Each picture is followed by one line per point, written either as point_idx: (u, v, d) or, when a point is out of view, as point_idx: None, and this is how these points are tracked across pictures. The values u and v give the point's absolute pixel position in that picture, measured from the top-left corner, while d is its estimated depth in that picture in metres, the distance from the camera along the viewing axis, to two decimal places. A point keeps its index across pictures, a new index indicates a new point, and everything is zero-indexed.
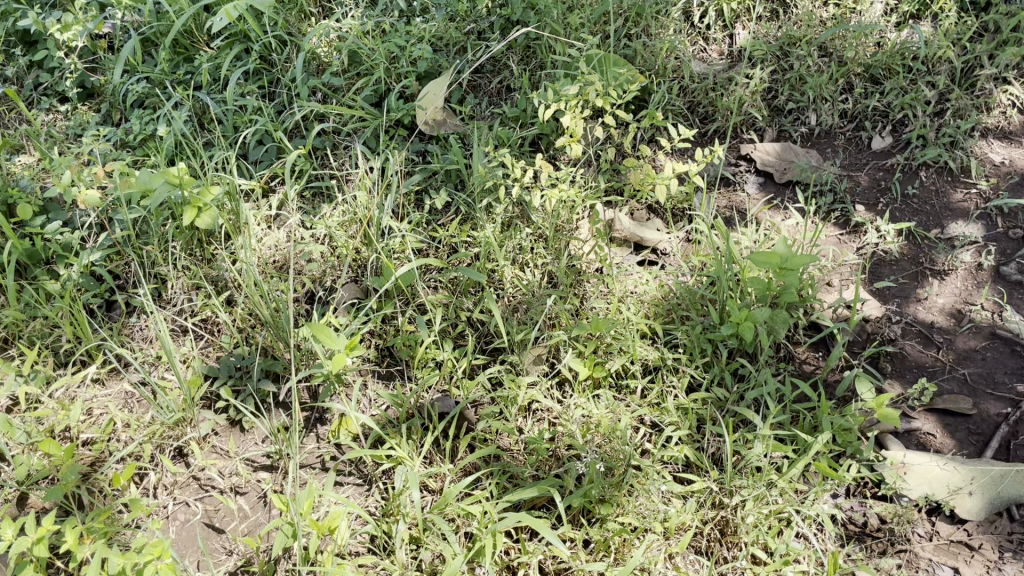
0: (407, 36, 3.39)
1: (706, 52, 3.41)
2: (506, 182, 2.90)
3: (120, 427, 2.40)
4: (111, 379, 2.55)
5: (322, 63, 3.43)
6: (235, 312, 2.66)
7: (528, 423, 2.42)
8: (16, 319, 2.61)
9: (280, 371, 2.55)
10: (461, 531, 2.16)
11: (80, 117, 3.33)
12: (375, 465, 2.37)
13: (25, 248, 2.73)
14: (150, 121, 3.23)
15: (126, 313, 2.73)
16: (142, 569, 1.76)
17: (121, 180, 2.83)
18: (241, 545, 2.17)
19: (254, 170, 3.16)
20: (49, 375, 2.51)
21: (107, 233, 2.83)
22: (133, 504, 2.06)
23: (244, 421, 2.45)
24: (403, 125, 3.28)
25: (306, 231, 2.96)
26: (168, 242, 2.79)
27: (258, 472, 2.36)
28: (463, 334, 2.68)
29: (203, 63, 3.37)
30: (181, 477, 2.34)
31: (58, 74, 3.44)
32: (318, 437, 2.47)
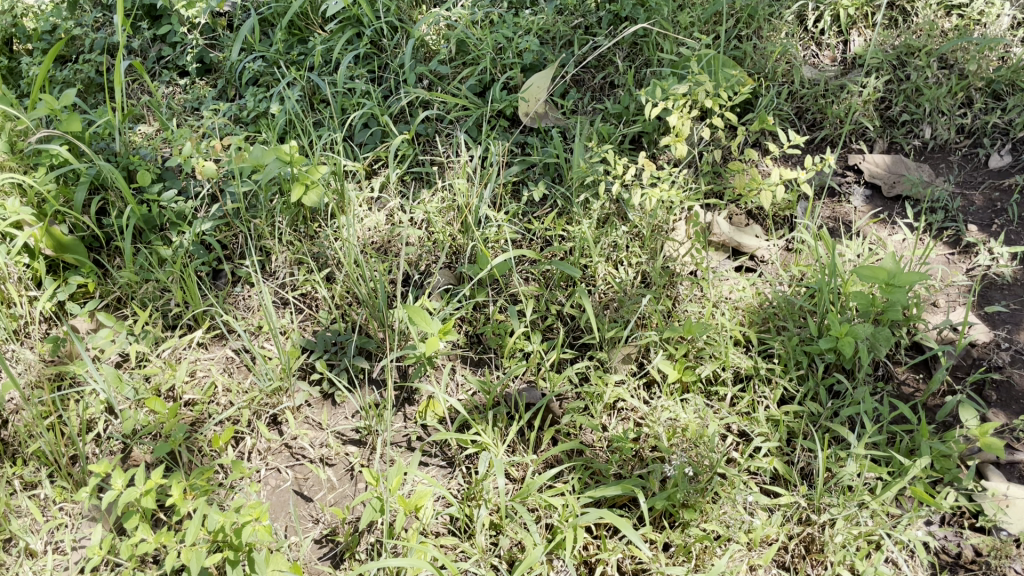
0: (515, 28, 3.42)
1: (817, 57, 3.31)
2: (606, 179, 2.89)
3: (220, 391, 2.49)
4: (215, 344, 2.66)
5: (430, 50, 3.48)
6: (334, 289, 2.74)
7: (613, 421, 2.41)
8: (131, 281, 2.74)
9: (373, 349, 2.62)
10: (542, 522, 2.17)
11: (198, 91, 3.46)
12: (459, 448, 2.41)
13: (143, 213, 2.86)
14: (263, 98, 3.34)
15: (231, 282, 2.84)
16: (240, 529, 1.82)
17: (236, 155, 2.93)
18: (328, 515, 2.24)
19: (359, 152, 3.24)
20: (158, 336, 2.63)
21: (219, 204, 2.94)
22: (234, 467, 2.16)
23: (336, 395, 2.53)
24: (505, 116, 3.31)
25: (405, 215, 3.02)
26: (275, 217, 2.88)
27: (347, 445, 2.43)
28: (552, 327, 2.68)
29: (317, 45, 3.46)
30: (274, 444, 2.43)
31: (180, 49, 3.58)
32: (406, 417, 2.52)
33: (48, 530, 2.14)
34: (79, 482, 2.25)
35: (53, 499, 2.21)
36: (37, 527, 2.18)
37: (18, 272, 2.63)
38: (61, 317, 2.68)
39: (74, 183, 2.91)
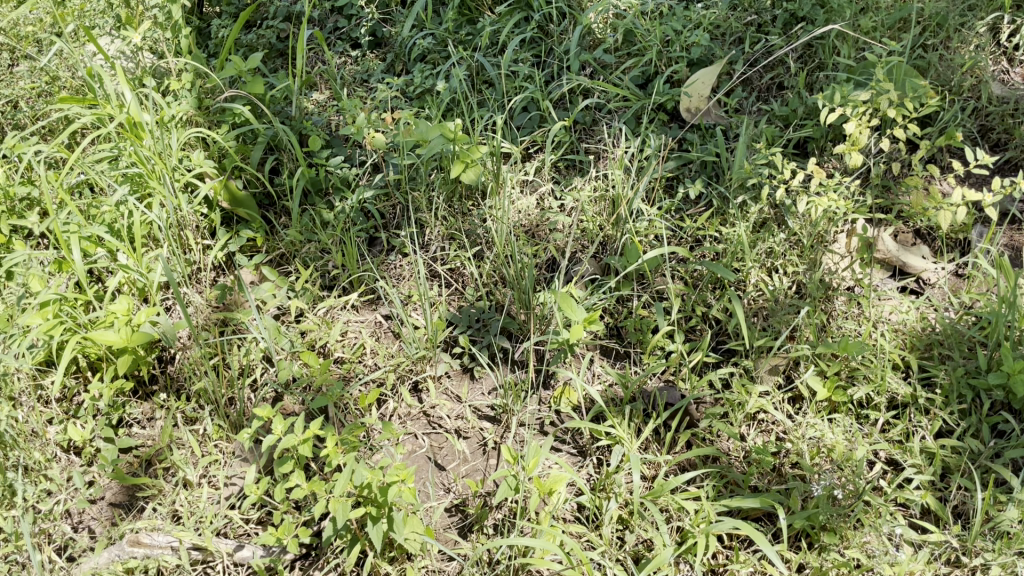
0: (685, 21, 3.36)
1: (1008, 73, 3.09)
2: (769, 182, 2.79)
3: (368, 352, 2.61)
4: (366, 308, 2.77)
5: (597, 39, 3.46)
6: (483, 267, 2.79)
7: (752, 433, 2.33)
8: (295, 239, 2.88)
9: (516, 331, 2.65)
10: (672, 524, 2.13)
11: (368, 63, 3.56)
12: (592, 439, 2.39)
13: (311, 176, 2.99)
14: (430, 75, 3.42)
15: (386, 250, 2.94)
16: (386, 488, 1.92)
17: (404, 128, 3.02)
18: (460, 486, 2.29)
19: (516, 135, 3.26)
20: (316, 295, 2.75)
21: (382, 173, 3.03)
22: (385, 427, 2.24)
23: (476, 369, 2.58)
24: (666, 110, 3.25)
25: (555, 201, 3.02)
26: (433, 191, 2.95)
27: (482, 421, 2.48)
28: (697, 328, 2.61)
29: (486, 27, 3.51)
30: (414, 410, 2.50)
31: (355, 21, 3.70)
32: (540, 401, 2.50)
33: (204, 464, 2.27)
34: (235, 423, 2.38)
35: (211, 436, 2.35)
36: (194, 460, 2.31)
37: (197, 220, 2.80)
38: (229, 267, 2.84)
39: (252, 142, 3.06)
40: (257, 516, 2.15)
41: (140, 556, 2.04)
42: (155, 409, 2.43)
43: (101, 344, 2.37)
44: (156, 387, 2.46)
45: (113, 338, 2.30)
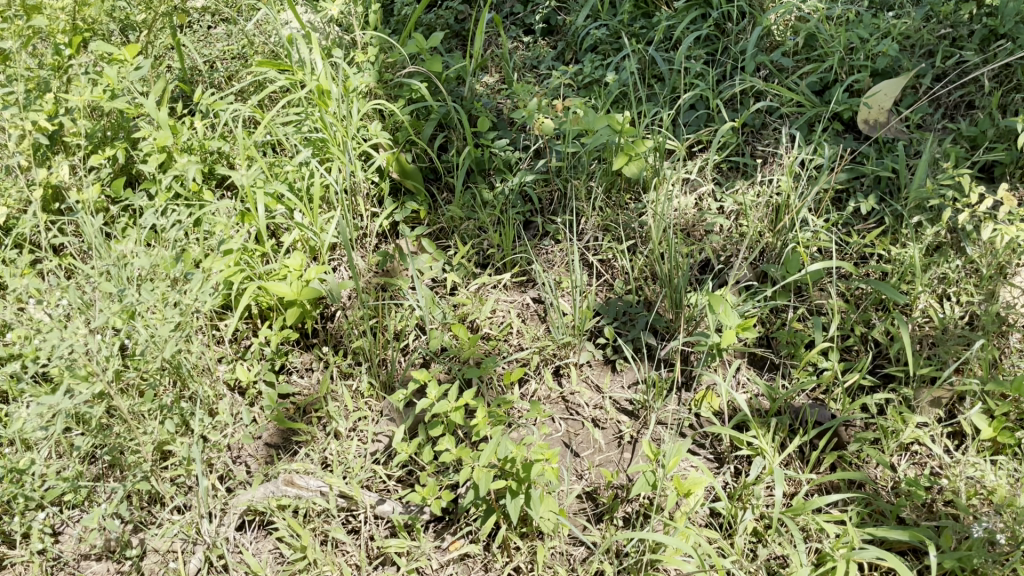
0: (873, 30, 3.22)
1: None
2: (950, 205, 2.64)
3: (514, 333, 2.65)
4: (516, 289, 2.82)
5: (776, 41, 3.36)
6: (636, 261, 2.74)
7: (903, 463, 2.24)
8: (455, 216, 2.96)
9: (665, 329, 2.61)
10: (810, 544, 2.08)
11: (539, 49, 3.59)
12: (731, 447, 2.35)
13: (477, 156, 3.05)
14: (600, 66, 3.41)
15: (540, 235, 2.97)
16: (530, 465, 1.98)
17: (572, 116, 3.04)
18: (592, 474, 2.30)
19: (682, 133, 3.21)
20: (470, 272, 2.83)
21: (544, 159, 3.06)
22: (532, 406, 2.27)
23: (618, 362, 2.58)
24: (842, 120, 3.13)
25: (715, 202, 2.96)
26: (593, 182, 2.93)
27: (621, 414, 2.47)
28: (854, 348, 2.52)
29: (662, 21, 3.46)
30: (553, 394, 2.52)
31: (531, 8, 3.74)
32: (680, 402, 2.47)
33: (354, 418, 2.40)
34: (386, 383, 2.49)
35: (363, 393, 2.48)
36: (345, 413, 2.44)
37: (369, 188, 2.94)
38: (392, 236, 2.97)
39: (425, 119, 3.16)
40: (398, 474, 2.25)
41: (293, 496, 2.18)
42: (314, 360, 2.59)
43: (273, 295, 2.56)
44: (318, 340, 2.63)
45: (285, 290, 2.47)
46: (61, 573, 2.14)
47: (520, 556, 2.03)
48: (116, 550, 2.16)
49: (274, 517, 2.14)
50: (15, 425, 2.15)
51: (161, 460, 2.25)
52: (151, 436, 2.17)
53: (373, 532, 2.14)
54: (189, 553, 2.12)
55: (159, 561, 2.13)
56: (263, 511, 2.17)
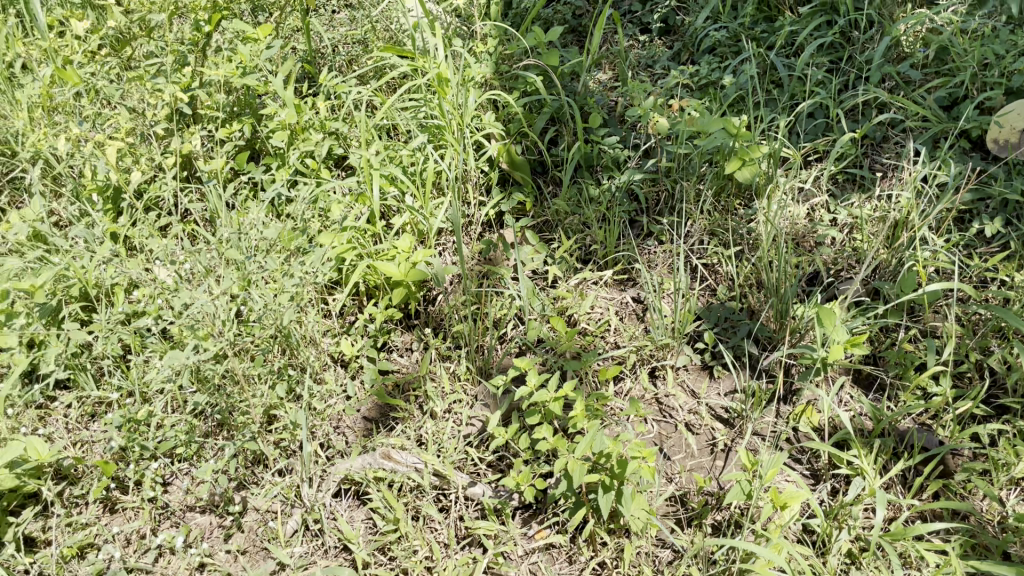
0: (1011, 47, 3.07)
1: None
2: None
3: (611, 330, 2.64)
4: (617, 287, 2.81)
5: (904, 52, 3.25)
6: (742, 267, 2.69)
7: (1013, 498, 2.14)
8: (560, 209, 2.96)
9: (770, 338, 2.54)
10: (908, 571, 2.01)
11: (655, 49, 3.56)
12: (829, 464, 2.29)
13: (586, 151, 3.05)
14: (717, 68, 3.35)
15: (644, 235, 2.94)
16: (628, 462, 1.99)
17: (686, 117, 3.01)
18: (683, 478, 2.27)
19: (798, 141, 3.13)
20: (572, 266, 2.83)
21: (654, 159, 3.04)
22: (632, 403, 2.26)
23: (716, 369, 2.54)
24: (970, 137, 3.00)
25: (827, 213, 2.88)
26: (703, 185, 2.88)
27: (716, 421, 2.43)
28: (967, 375, 2.42)
29: (785, 26, 3.39)
30: (648, 395, 2.51)
31: (649, 7, 3.71)
32: (778, 414, 2.42)
33: (450, 400, 2.44)
34: (483, 368, 2.53)
35: (460, 376, 2.52)
36: (441, 394, 2.48)
37: (478, 177, 2.98)
38: (497, 225, 3.00)
39: (537, 112, 3.18)
40: (489, 459, 2.29)
41: (389, 469, 2.27)
42: (414, 341, 2.65)
43: (381, 274, 2.63)
44: (419, 321, 2.69)
45: (393, 270, 2.53)
46: (167, 521, 2.24)
47: (606, 553, 2.03)
48: (219, 505, 2.25)
49: (370, 488, 2.23)
50: (150, 372, 2.36)
51: (267, 423, 2.35)
52: (260, 400, 2.31)
53: (462, 513, 2.18)
54: (287, 514, 2.23)
55: (258, 520, 2.23)
56: (360, 482, 2.26)
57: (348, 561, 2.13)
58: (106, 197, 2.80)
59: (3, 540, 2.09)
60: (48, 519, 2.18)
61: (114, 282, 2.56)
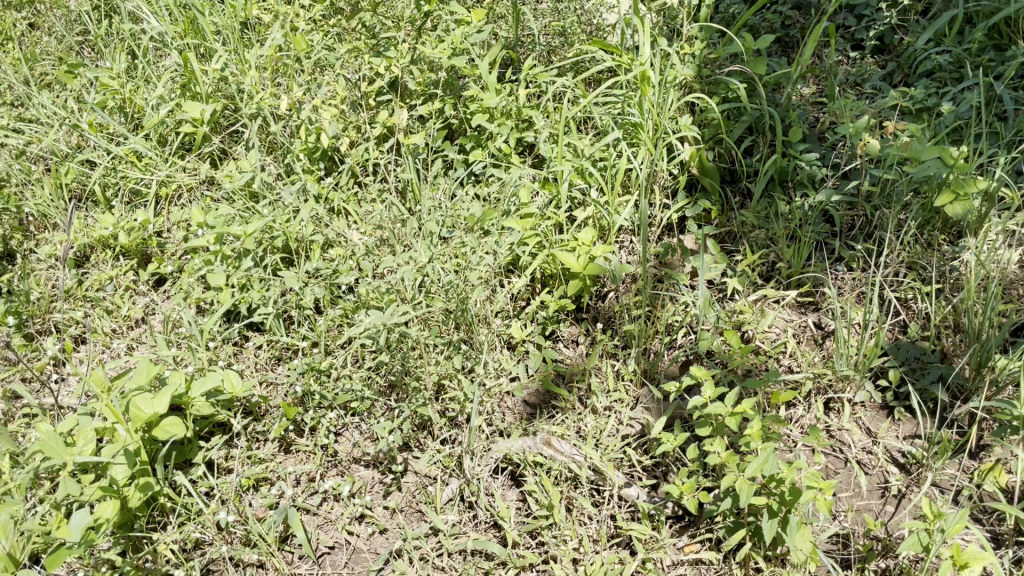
0: None
1: None
2: None
3: (787, 353, 2.54)
4: (798, 310, 2.69)
5: None
6: (940, 308, 2.52)
7: None
8: (747, 221, 2.87)
9: (963, 387, 2.38)
10: None
11: (867, 66, 3.36)
12: (1015, 530, 2.12)
13: (782, 165, 2.92)
14: (934, 94, 3.14)
15: (834, 259, 2.80)
16: (802, 492, 1.91)
17: (896, 142, 2.84)
18: (848, 517, 2.18)
19: (1018, 180, 2.88)
20: (753, 281, 2.73)
21: (853, 182, 2.89)
22: (810, 432, 2.16)
23: (898, 411, 2.40)
24: None
25: None
26: (906, 215, 2.72)
27: (891, 465, 2.30)
28: None
29: (1019, 56, 3.12)
30: (819, 425, 2.40)
31: (866, 22, 3.50)
32: (963, 468, 2.25)
33: (613, 397, 2.43)
34: (649, 371, 2.50)
35: (625, 375, 2.49)
36: (605, 390, 2.47)
37: (666, 179, 2.95)
38: (679, 230, 2.95)
39: (735, 119, 3.09)
40: (646, 463, 2.26)
41: (548, 456, 2.30)
42: (581, 334, 2.66)
43: (559, 264, 2.65)
44: (588, 315, 2.70)
45: (572, 262, 2.55)
46: (335, 469, 2.38)
47: None
48: (383, 462, 2.38)
49: (527, 470, 2.28)
50: (348, 329, 2.53)
51: (438, 393, 2.44)
52: (435, 368, 2.43)
53: (614, 512, 2.18)
54: (445, 482, 2.32)
55: (417, 483, 2.33)
56: (518, 463, 2.31)
57: (497, 537, 2.20)
58: (315, 158, 3.00)
59: (195, 460, 2.30)
60: (231, 449, 2.37)
61: (313, 240, 2.74)
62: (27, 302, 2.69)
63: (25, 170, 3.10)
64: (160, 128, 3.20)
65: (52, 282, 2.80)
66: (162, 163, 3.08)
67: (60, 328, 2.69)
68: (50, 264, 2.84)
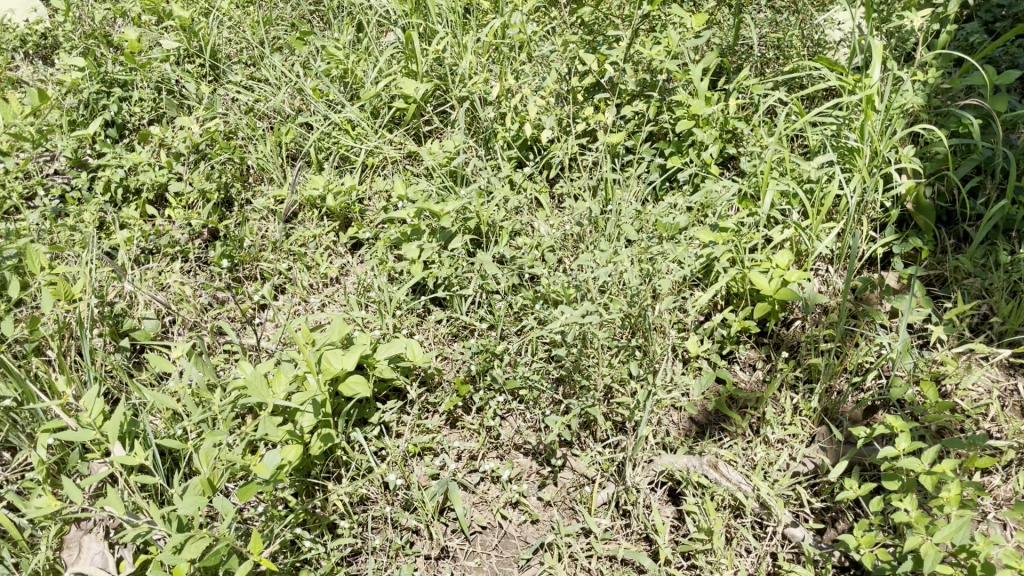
0: None
1: None
2: None
3: (989, 416, 2.33)
4: (1007, 371, 2.46)
5: None
6: None
7: None
8: (961, 268, 2.65)
9: None
10: None
11: None
12: None
13: (1011, 212, 2.66)
14: None
15: None
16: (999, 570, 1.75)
17: None
18: None
19: None
20: (959, 332, 2.52)
21: None
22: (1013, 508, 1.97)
23: None
24: None
25: None
26: None
27: None
28: None
29: None
30: (1016, 500, 2.19)
31: None
32: None
33: (789, 430, 2.32)
34: (831, 410, 2.35)
35: (803, 410, 2.37)
36: (781, 421, 2.36)
37: (876, 211, 2.77)
38: (881, 266, 2.78)
39: (963, 156, 2.85)
40: (816, 505, 2.16)
41: (712, 479, 2.22)
42: (760, 359, 2.56)
43: (748, 284, 2.52)
44: (769, 341, 2.59)
45: (764, 285, 2.41)
46: (495, 451, 2.43)
47: None
48: (543, 454, 2.40)
49: (687, 490, 2.22)
50: (526, 317, 2.56)
51: (609, 396, 2.42)
52: (609, 370, 2.40)
53: (775, 550, 2.09)
54: (601, 484, 2.30)
55: (573, 481, 2.34)
56: (679, 480, 2.25)
57: (648, 550, 2.16)
58: (515, 146, 3.05)
59: (370, 420, 2.41)
60: (403, 415, 2.46)
61: (504, 225, 2.78)
62: (240, 247, 2.90)
63: (251, 126, 3.30)
64: (375, 100, 3.36)
65: (263, 232, 3.00)
66: (372, 134, 3.23)
67: (265, 276, 2.88)
68: (263, 216, 3.06)
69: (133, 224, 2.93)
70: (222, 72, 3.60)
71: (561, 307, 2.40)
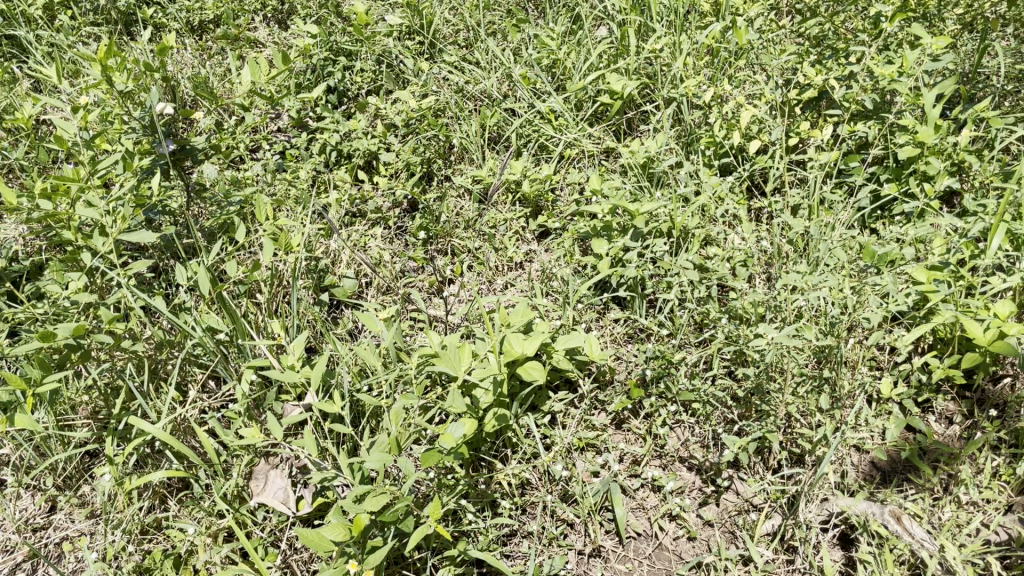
0: None
1: None
2: None
3: None
4: None
5: None
6: None
7: None
8: None
9: None
10: None
11: None
12: None
13: None
14: None
15: None
16: None
17: None
18: None
19: None
20: None
21: None
22: None
23: None
24: None
25: None
26: None
27: None
28: None
29: None
30: None
31: None
32: None
33: (984, 495, 2.13)
34: None
35: (1003, 476, 2.17)
36: (977, 483, 2.18)
37: None
38: None
39: None
40: None
41: (893, 531, 2.08)
42: (957, 412, 2.39)
43: (960, 331, 2.32)
44: (973, 395, 2.38)
45: (977, 335, 2.17)
46: (660, 461, 2.39)
47: None
48: (709, 471, 2.33)
49: (863, 537, 2.10)
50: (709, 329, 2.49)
51: (789, 425, 2.33)
52: (798, 399, 2.30)
53: None
54: (768, 514, 2.21)
55: (736, 505, 2.27)
56: (855, 525, 2.13)
57: None
58: (719, 154, 2.97)
59: (541, 408, 2.43)
60: (572, 408, 2.46)
61: (699, 232, 2.72)
62: (436, 221, 3.00)
63: (459, 106, 3.40)
64: (581, 93, 3.36)
65: (458, 209, 3.10)
66: (574, 126, 3.24)
67: (454, 252, 2.98)
68: (460, 193, 3.15)
69: (343, 187, 3.10)
70: (438, 50, 3.73)
71: (763, 326, 2.32)
